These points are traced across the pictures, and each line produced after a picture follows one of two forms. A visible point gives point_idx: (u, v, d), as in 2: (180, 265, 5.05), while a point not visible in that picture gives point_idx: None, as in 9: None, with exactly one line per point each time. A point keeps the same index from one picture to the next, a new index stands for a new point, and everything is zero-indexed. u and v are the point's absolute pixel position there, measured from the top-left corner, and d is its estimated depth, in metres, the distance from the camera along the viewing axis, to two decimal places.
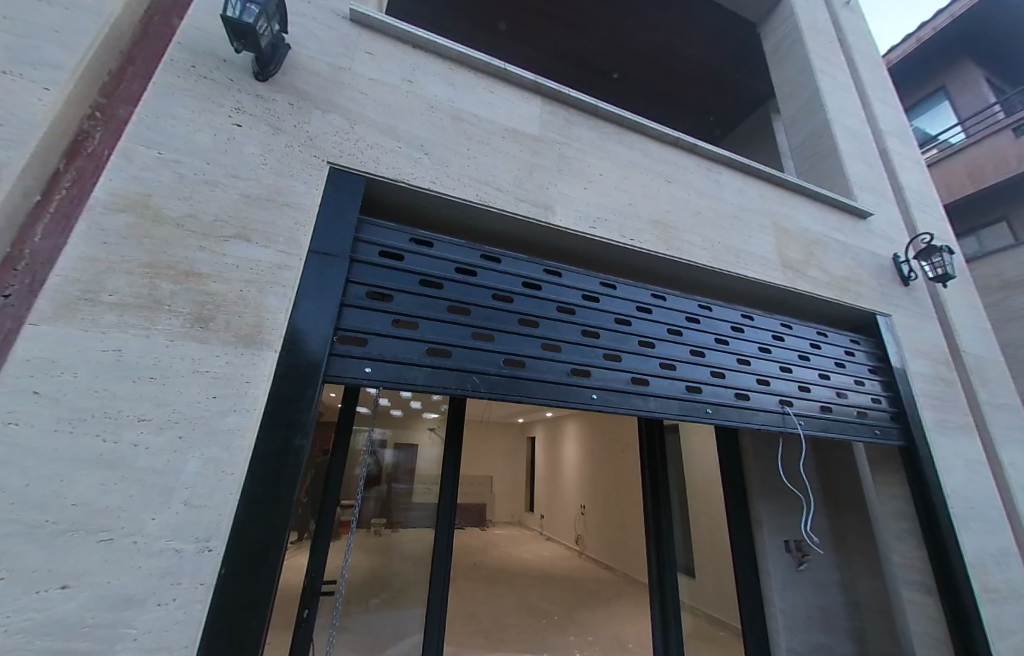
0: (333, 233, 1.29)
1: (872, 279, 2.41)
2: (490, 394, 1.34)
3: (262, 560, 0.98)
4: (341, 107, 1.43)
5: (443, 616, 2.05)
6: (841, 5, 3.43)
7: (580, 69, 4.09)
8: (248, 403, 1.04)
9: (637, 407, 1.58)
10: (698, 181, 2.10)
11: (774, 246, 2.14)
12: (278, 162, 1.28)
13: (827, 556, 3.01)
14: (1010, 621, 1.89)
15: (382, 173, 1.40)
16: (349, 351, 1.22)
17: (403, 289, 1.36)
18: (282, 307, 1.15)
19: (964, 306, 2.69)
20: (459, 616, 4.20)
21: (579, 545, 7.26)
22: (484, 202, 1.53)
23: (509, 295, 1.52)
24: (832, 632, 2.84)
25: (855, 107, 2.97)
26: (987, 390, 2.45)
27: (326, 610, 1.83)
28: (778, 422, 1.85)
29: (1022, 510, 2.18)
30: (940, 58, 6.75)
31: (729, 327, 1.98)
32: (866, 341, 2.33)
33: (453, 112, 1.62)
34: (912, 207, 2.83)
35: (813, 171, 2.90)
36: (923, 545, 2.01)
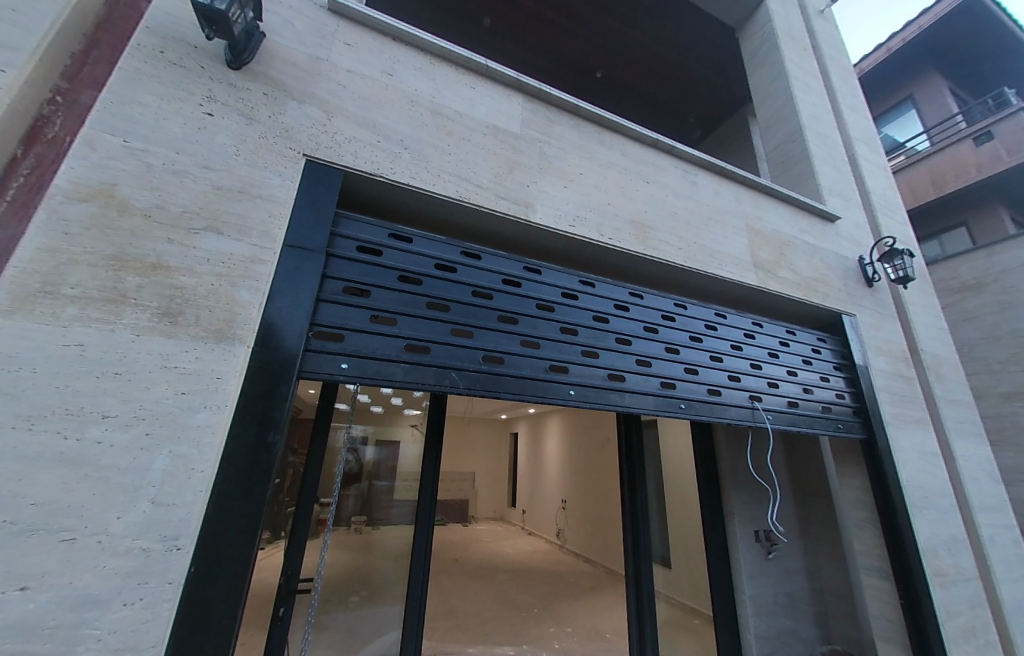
0: (309, 227, 1.27)
1: (838, 280, 2.51)
2: (468, 390, 1.35)
3: (234, 558, 0.97)
4: (317, 98, 1.41)
5: (422, 612, 2.05)
6: (815, 13, 3.54)
7: (563, 68, 4.12)
8: (218, 400, 1.02)
9: (614, 403, 1.61)
10: (675, 182, 2.14)
11: (746, 247, 2.22)
12: (250, 153, 1.25)
13: (793, 544, 3.14)
14: (959, 603, 2.01)
15: (360, 167, 1.39)
16: (325, 347, 1.21)
17: (381, 285, 1.35)
18: (255, 301, 1.13)
19: (923, 306, 2.83)
20: (440, 611, 4.22)
21: (560, 538, 7.36)
22: (464, 198, 1.53)
23: (489, 293, 1.52)
24: (798, 617, 2.97)
25: (827, 114, 3.08)
26: (942, 386, 2.59)
27: (301, 610, 1.80)
28: (747, 417, 1.92)
29: (972, 498, 2.32)
30: (908, 67, 7.01)
31: (703, 325, 2.03)
32: (832, 340, 2.43)
33: (433, 107, 1.61)
34: (878, 211, 2.96)
35: (786, 175, 2.99)
36: (882, 532, 2.11)
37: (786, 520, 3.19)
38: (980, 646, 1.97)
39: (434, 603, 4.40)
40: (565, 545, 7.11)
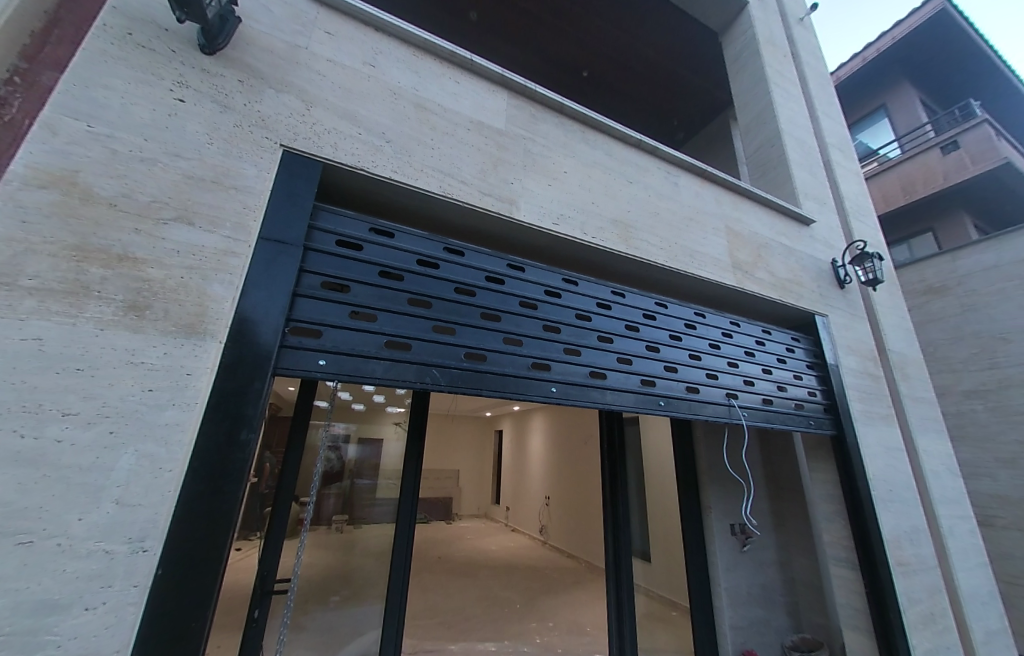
0: (286, 220, 1.24)
1: (812, 282, 2.59)
2: (449, 387, 1.34)
3: (204, 559, 0.94)
4: (296, 87, 1.37)
5: (402, 610, 2.03)
6: (795, 21, 3.63)
7: (550, 66, 4.12)
8: (188, 397, 0.99)
9: (595, 400, 1.63)
10: (658, 182, 2.17)
11: (726, 248, 2.26)
12: (224, 142, 1.21)
13: (767, 537, 3.25)
14: (919, 591, 2.11)
15: (340, 159, 1.36)
16: (303, 344, 1.18)
17: (362, 280, 1.33)
18: (227, 295, 1.09)
19: (891, 308, 2.95)
20: (422, 609, 4.20)
21: (543, 534, 7.42)
22: (447, 194, 1.51)
23: (472, 289, 1.52)
24: (770, 607, 3.06)
25: (804, 120, 3.16)
26: (907, 384, 2.71)
27: (277, 611, 1.76)
28: (724, 414, 1.97)
29: (933, 491, 2.44)
30: (882, 77, 7.24)
31: (683, 324, 2.07)
32: (805, 339, 2.51)
33: (416, 100, 1.59)
34: (851, 216, 3.06)
35: (764, 178, 3.06)
36: (850, 524, 2.19)
37: (760, 514, 3.29)
38: (939, 631, 2.07)
39: (416, 601, 4.37)
40: (548, 541, 7.18)
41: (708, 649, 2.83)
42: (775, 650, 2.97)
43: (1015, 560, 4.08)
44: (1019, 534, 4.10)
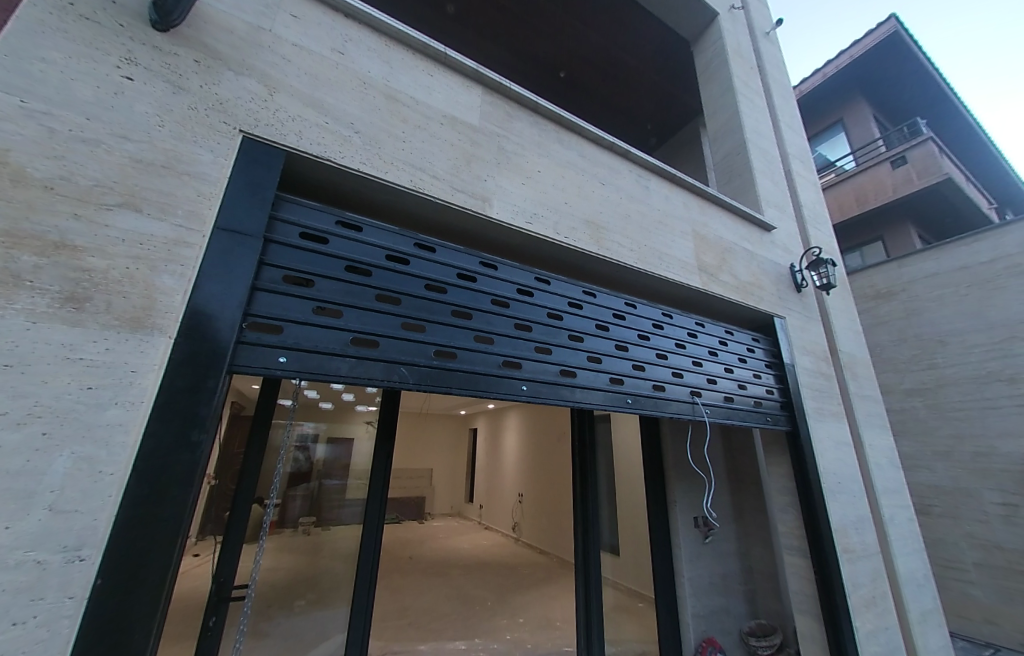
0: (244, 209, 1.18)
1: (771, 285, 2.71)
2: (418, 385, 1.33)
3: (148, 568, 0.89)
4: (258, 71, 1.31)
5: (368, 611, 1.99)
6: (761, 34, 3.78)
7: (528, 64, 4.12)
8: (132, 396, 0.93)
9: (565, 398, 1.65)
10: (629, 185, 2.21)
11: (692, 251, 2.33)
12: (177, 125, 1.14)
13: (727, 528, 3.39)
14: (863, 575, 2.26)
15: (305, 148, 1.31)
16: (262, 340, 1.13)
17: (327, 274, 1.29)
18: (179, 288, 1.03)
19: (843, 311, 3.13)
20: (391, 610, 4.13)
21: (516, 531, 7.47)
22: (418, 188, 1.48)
23: (443, 286, 1.50)
24: (730, 595, 3.20)
25: (768, 130, 3.30)
26: (856, 383, 2.88)
27: (235, 619, 1.69)
28: (688, 411, 2.04)
29: (877, 482, 2.61)
30: (840, 92, 7.64)
31: (651, 324, 2.13)
32: (765, 340, 2.63)
33: (387, 91, 1.55)
34: (809, 224, 3.23)
35: (730, 184, 3.18)
36: (802, 516, 2.32)
37: (721, 506, 3.43)
38: (879, 612, 2.23)
39: (386, 603, 4.29)
40: (521, 537, 7.24)
41: (672, 638, 2.93)
42: (734, 637, 3.10)
43: (949, 544, 4.44)
44: (952, 520, 4.46)
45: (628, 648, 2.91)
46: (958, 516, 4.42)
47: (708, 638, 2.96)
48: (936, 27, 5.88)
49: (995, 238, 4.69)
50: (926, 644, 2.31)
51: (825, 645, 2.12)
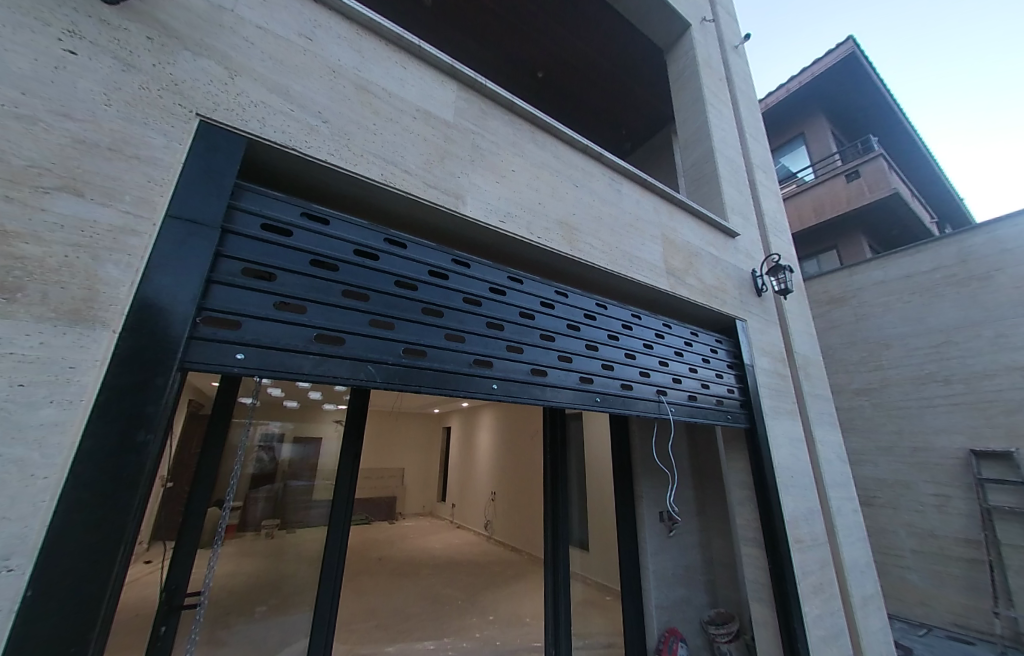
0: (201, 197, 1.12)
1: (734, 289, 2.83)
2: (386, 384, 1.31)
3: (87, 577, 0.83)
4: (218, 52, 1.24)
5: (331, 614, 1.93)
6: (730, 48, 3.92)
7: (505, 62, 4.11)
8: (70, 394, 0.87)
9: (536, 397, 1.66)
10: (602, 188, 2.25)
11: (661, 254, 2.40)
12: (126, 105, 1.07)
13: (690, 521, 3.52)
14: (811, 563, 2.40)
15: (268, 136, 1.25)
16: (217, 336, 1.08)
17: (290, 268, 1.24)
18: (125, 279, 0.97)
19: (799, 315, 3.30)
20: (358, 612, 4.04)
21: (488, 529, 7.50)
22: (389, 182, 1.45)
23: (414, 283, 1.47)
24: (691, 586, 3.33)
25: (734, 141, 3.43)
26: (810, 383, 3.05)
27: (187, 627, 1.62)
28: (654, 410, 2.10)
29: (826, 476, 2.77)
30: (802, 107, 8.03)
31: (620, 324, 2.18)
32: (727, 342, 2.74)
33: (358, 81, 1.51)
34: (770, 232, 3.38)
35: (698, 191, 3.29)
36: (758, 509, 2.44)
37: (684, 501, 3.56)
38: (826, 598, 2.37)
39: (352, 604, 4.20)
40: (493, 536, 7.27)
41: (637, 629, 3.02)
42: (694, 626, 3.23)
43: (889, 533, 4.77)
44: (892, 511, 4.79)
45: (595, 641, 2.99)
46: (898, 506, 4.76)
47: (670, 627, 3.07)
48: (890, 51, 6.28)
49: (934, 250, 5.09)
50: (866, 626, 2.48)
51: (777, 630, 2.24)
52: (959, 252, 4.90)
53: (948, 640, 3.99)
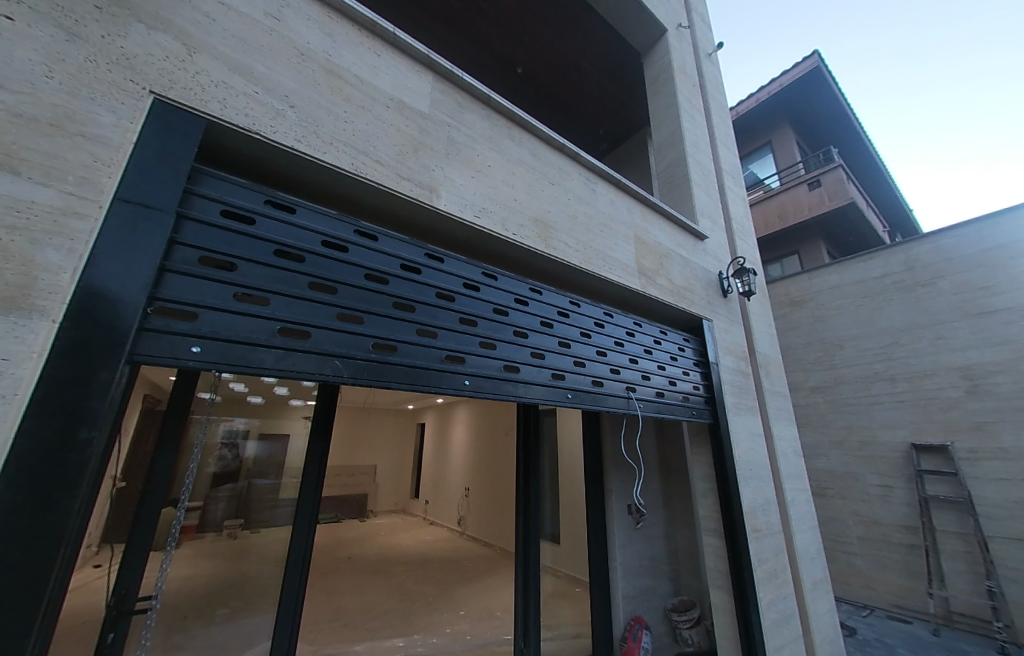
0: (154, 180, 1.05)
1: (702, 291, 2.92)
2: (354, 379, 1.28)
3: (23, 582, 0.78)
4: (175, 27, 1.18)
5: (296, 617, 1.85)
6: (704, 55, 4.03)
7: (485, 56, 4.08)
8: (2, 388, 0.81)
9: (507, 393, 1.68)
10: (577, 187, 2.27)
11: (633, 254, 2.45)
12: (70, 78, 1.00)
13: (656, 513, 3.64)
14: (766, 551, 2.53)
15: (230, 119, 1.19)
16: (170, 327, 1.03)
17: (252, 258, 1.19)
18: (67, 265, 0.91)
19: (761, 315, 3.45)
20: (325, 612, 3.95)
21: (461, 525, 7.51)
22: (360, 173, 1.41)
23: (385, 277, 1.44)
24: (657, 575, 3.45)
25: (706, 147, 3.54)
26: (769, 381, 3.20)
27: (137, 632, 1.54)
28: (623, 406, 2.15)
29: (782, 469, 2.92)
30: (770, 117, 8.36)
31: (593, 322, 2.21)
32: (694, 341, 2.84)
33: (328, 66, 1.46)
34: (737, 235, 3.51)
35: (670, 194, 3.37)
36: (719, 500, 2.55)
37: (651, 494, 3.67)
38: (779, 583, 2.51)
39: (320, 604, 4.10)
40: (465, 531, 7.28)
41: (604, 618, 3.09)
42: (658, 614, 3.36)
43: (838, 522, 5.08)
44: (842, 501, 5.10)
45: (563, 632, 3.03)
46: (847, 496, 5.07)
47: (636, 616, 3.15)
48: (851, 66, 6.63)
49: (885, 258, 5.44)
50: (814, 609, 2.64)
51: (734, 615, 2.35)
52: (907, 259, 5.25)
53: (888, 620, 4.30)
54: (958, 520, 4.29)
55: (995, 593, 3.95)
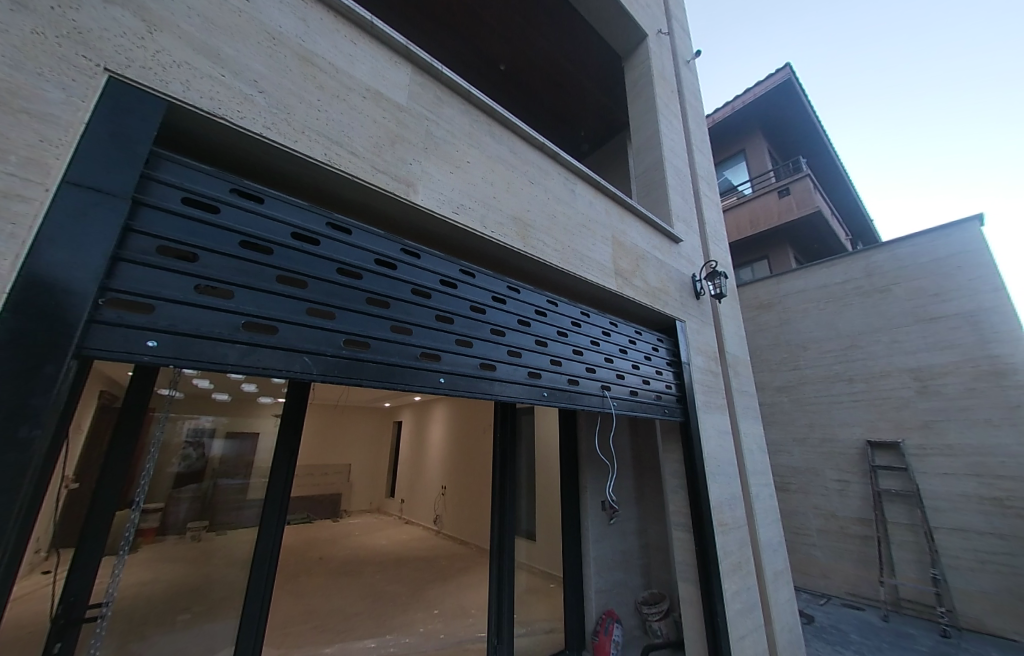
0: (107, 164, 0.99)
1: (676, 293, 2.99)
2: (324, 377, 1.25)
3: None
4: (135, 2, 1.11)
5: (261, 621, 1.78)
6: (683, 62, 4.12)
7: (467, 51, 4.04)
8: None
9: (483, 391, 1.67)
10: (556, 187, 2.28)
11: (610, 255, 2.49)
12: (14, 50, 0.93)
13: (628, 509, 3.72)
14: (732, 544, 2.62)
15: (192, 101, 1.14)
16: (124, 320, 0.97)
17: (216, 249, 1.14)
18: (8, 252, 0.85)
19: (732, 317, 3.57)
20: (294, 614, 3.85)
21: (437, 523, 7.47)
22: (334, 164, 1.37)
23: (358, 272, 1.41)
24: (628, 570, 3.53)
25: (682, 152, 3.62)
26: (738, 380, 3.31)
27: (85, 642, 1.47)
28: (598, 404, 2.18)
29: (748, 465, 3.03)
30: (743, 126, 8.63)
31: (570, 321, 2.23)
32: (668, 341, 2.90)
33: (301, 52, 1.41)
34: (711, 239, 3.60)
35: (647, 197, 3.43)
36: (688, 496, 2.62)
37: (624, 490, 3.75)
38: (743, 575, 2.60)
39: (289, 606, 4.00)
40: (441, 530, 7.24)
41: (577, 613, 3.14)
42: (629, 607, 3.43)
43: (799, 515, 5.31)
44: (803, 495, 5.35)
45: (537, 627, 3.01)
46: (807, 491, 5.32)
47: (607, 610, 3.22)
48: (821, 81, 6.90)
49: (846, 264, 5.71)
50: (776, 598, 2.76)
51: (700, 606, 2.43)
52: (866, 267, 5.53)
53: (844, 608, 4.53)
54: (908, 512, 4.56)
55: (939, 580, 4.22)
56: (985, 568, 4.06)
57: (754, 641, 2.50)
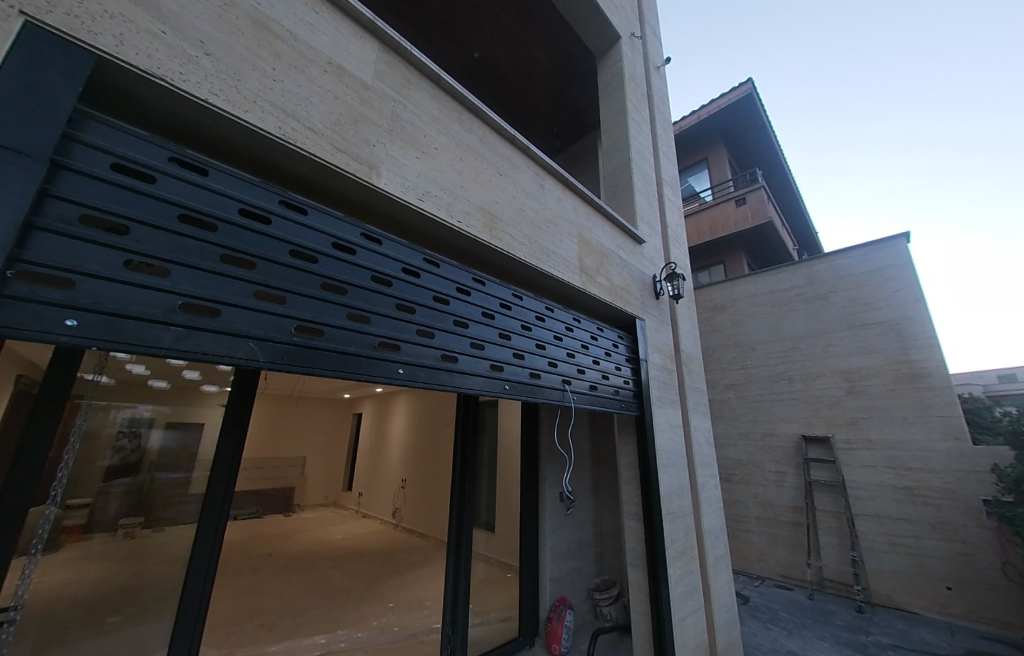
0: (22, 119, 0.88)
1: (637, 292, 3.08)
2: (271, 364, 1.19)
3: None
4: None
5: (198, 620, 1.69)
6: (653, 67, 4.21)
7: (440, 33, 3.93)
8: None
9: (443, 382, 1.65)
10: (525, 180, 2.28)
11: (576, 253, 2.52)
12: None
13: (584, 500, 3.82)
14: (678, 531, 2.76)
15: (127, 58, 1.03)
16: (39, 296, 0.88)
17: (150, 222, 1.05)
18: None
19: (687, 318, 3.73)
20: (239, 612, 3.67)
21: (395, 517, 7.36)
22: (289, 139, 1.29)
23: (314, 255, 1.34)
24: (582, 558, 3.64)
25: (648, 155, 3.72)
26: (691, 378, 3.48)
27: None
28: (558, 397, 2.22)
29: (696, 458, 3.19)
30: (707, 136, 8.99)
31: (534, 316, 2.25)
32: (627, 339, 2.99)
33: (256, 16, 1.31)
34: (671, 242, 3.74)
35: (614, 197, 3.50)
36: (640, 487, 2.73)
37: (581, 481, 3.85)
38: (687, 560, 2.75)
39: (233, 603, 3.82)
40: (400, 523, 7.16)
41: (530, 600, 3.22)
42: (582, 594, 3.55)
43: (741, 504, 5.69)
44: (744, 485, 5.73)
45: (491, 617, 3.02)
46: (749, 481, 5.70)
47: (560, 597, 3.31)
48: (779, 99, 7.29)
49: (793, 272, 6.11)
50: (715, 581, 2.94)
51: (647, 591, 2.55)
52: (809, 275, 5.95)
53: (776, 588, 4.91)
54: (834, 500, 4.99)
55: (857, 561, 4.66)
56: (895, 550, 4.53)
57: (694, 622, 2.65)
